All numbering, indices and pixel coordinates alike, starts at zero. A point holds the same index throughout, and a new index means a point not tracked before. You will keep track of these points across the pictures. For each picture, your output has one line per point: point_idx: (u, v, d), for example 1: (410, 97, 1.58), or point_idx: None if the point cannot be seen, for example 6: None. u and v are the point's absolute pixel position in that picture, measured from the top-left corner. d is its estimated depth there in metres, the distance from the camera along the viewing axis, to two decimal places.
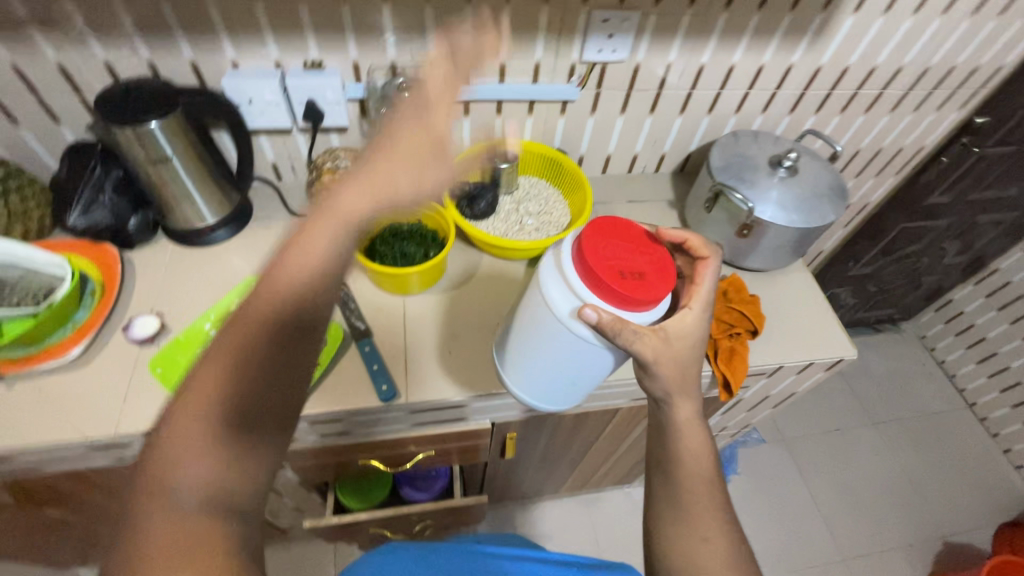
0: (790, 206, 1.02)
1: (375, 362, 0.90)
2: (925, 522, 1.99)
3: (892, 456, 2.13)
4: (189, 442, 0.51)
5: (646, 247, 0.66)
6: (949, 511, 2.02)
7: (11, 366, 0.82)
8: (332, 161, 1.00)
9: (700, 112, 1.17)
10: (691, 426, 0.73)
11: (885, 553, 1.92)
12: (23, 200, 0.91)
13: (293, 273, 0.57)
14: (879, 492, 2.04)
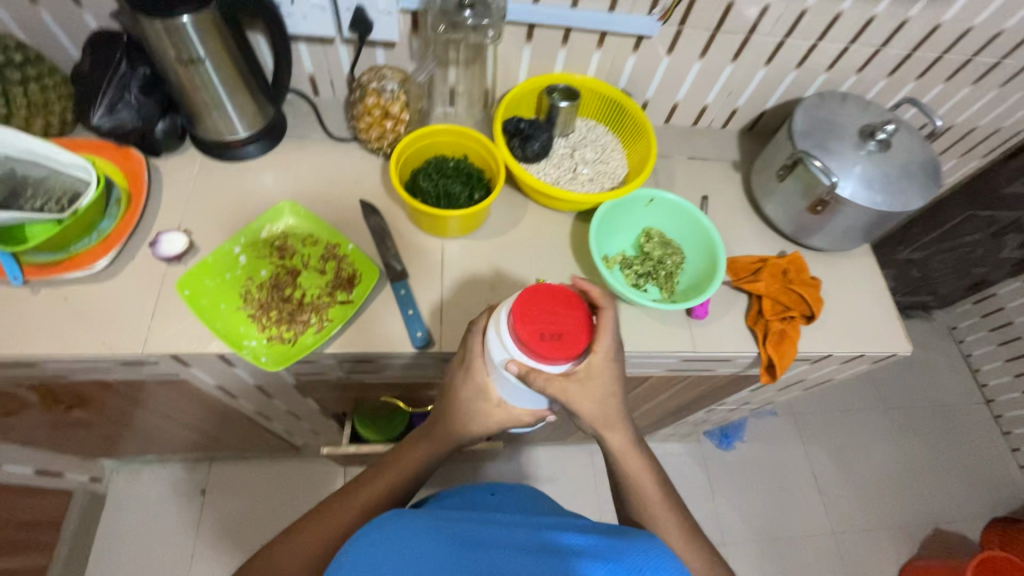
0: (877, 184, 0.92)
1: (411, 306, 0.86)
2: (918, 507, 2.01)
3: (899, 442, 2.12)
4: (335, 510, 0.72)
5: (573, 307, 0.62)
6: (945, 500, 2.03)
7: (36, 271, 0.78)
8: (378, 81, 0.89)
9: (788, 64, 1.03)
10: (627, 451, 0.75)
11: (874, 531, 1.95)
12: (42, 90, 0.84)
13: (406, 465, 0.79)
14: (879, 475, 2.05)
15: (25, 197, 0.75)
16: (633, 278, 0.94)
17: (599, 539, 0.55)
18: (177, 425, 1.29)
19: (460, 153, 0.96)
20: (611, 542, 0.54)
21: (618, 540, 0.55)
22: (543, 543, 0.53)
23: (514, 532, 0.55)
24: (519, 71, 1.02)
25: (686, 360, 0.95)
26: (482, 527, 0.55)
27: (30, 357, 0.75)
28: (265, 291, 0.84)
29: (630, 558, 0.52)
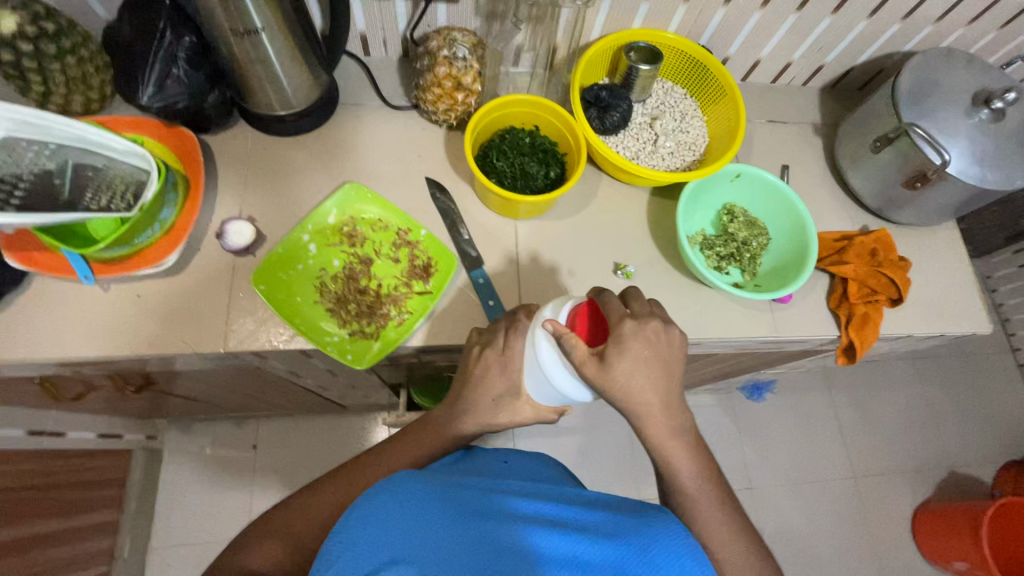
0: (987, 159, 0.83)
1: (491, 297, 0.83)
2: (933, 451, 1.88)
3: (921, 391, 1.95)
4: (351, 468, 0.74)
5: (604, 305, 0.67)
6: (963, 443, 1.89)
7: (107, 269, 0.74)
8: (449, 48, 0.79)
9: (893, 16, 0.93)
10: (678, 440, 0.67)
11: (887, 476, 1.84)
12: (81, 63, 0.75)
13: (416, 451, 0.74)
14: (897, 421, 1.91)
15: (87, 194, 0.68)
16: (714, 260, 0.90)
17: (603, 517, 0.53)
18: (229, 394, 1.30)
19: (532, 125, 0.89)
20: (617, 522, 0.52)
21: (625, 520, 0.53)
22: (544, 517, 0.51)
23: (517, 504, 0.53)
24: (594, 28, 0.92)
25: (763, 344, 0.93)
26: (482, 498, 0.53)
27: (115, 358, 0.74)
28: (340, 283, 0.81)
29: (636, 538, 0.50)
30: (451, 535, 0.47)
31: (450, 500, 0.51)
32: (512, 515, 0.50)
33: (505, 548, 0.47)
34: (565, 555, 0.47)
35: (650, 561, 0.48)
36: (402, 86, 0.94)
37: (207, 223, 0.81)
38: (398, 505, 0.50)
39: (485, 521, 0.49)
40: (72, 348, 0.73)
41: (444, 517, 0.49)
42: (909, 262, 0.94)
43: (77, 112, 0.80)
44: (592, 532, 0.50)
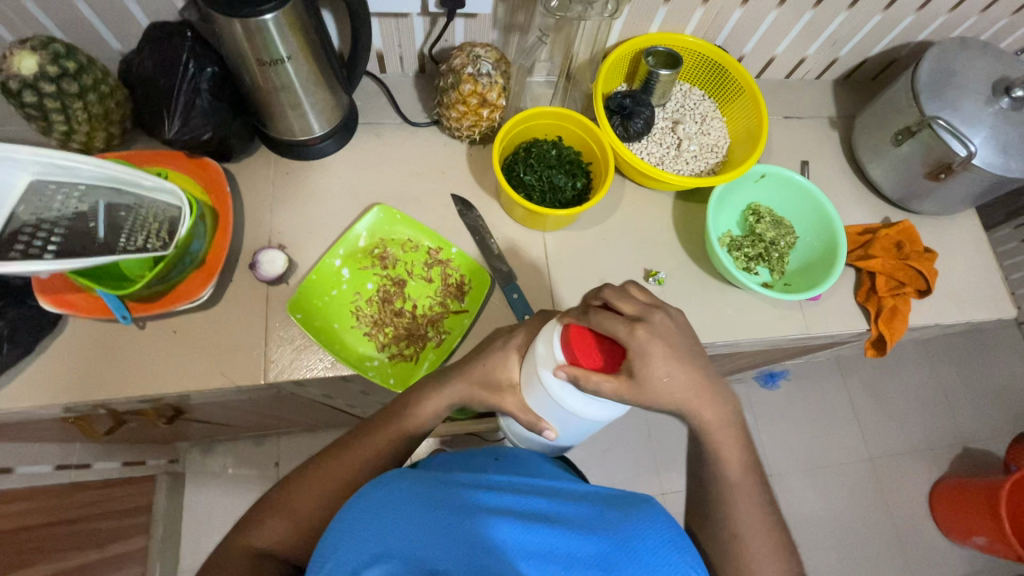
0: (1011, 148, 0.83)
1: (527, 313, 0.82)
2: (948, 427, 1.86)
3: (932, 367, 1.93)
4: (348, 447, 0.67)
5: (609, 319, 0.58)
6: (974, 417, 1.88)
7: (142, 307, 0.73)
8: (473, 64, 0.78)
9: (908, 9, 0.93)
10: None
11: (906, 455, 1.82)
12: (102, 100, 0.74)
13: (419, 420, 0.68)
14: (911, 400, 1.89)
15: (122, 235, 0.66)
16: (743, 261, 0.90)
17: (590, 510, 0.51)
18: (252, 415, 1.29)
19: (556, 136, 0.88)
20: (603, 515, 0.51)
21: (611, 512, 0.51)
22: (528, 511, 0.50)
23: (500, 496, 0.51)
24: (612, 34, 0.91)
25: (794, 341, 0.94)
26: (465, 490, 0.50)
27: (157, 395, 0.73)
28: (375, 306, 0.81)
29: (622, 529, 0.48)
30: (434, 533, 0.45)
31: (434, 493, 0.49)
32: (495, 508, 0.49)
33: (488, 542, 0.45)
34: (550, 547, 0.46)
35: (636, 551, 0.47)
36: (421, 102, 0.93)
37: (237, 253, 0.81)
38: (379, 506, 0.48)
39: (469, 515, 0.47)
40: (112, 388, 0.73)
41: (427, 512, 0.47)
42: (934, 253, 0.95)
43: (99, 148, 0.79)
44: (576, 525, 0.49)
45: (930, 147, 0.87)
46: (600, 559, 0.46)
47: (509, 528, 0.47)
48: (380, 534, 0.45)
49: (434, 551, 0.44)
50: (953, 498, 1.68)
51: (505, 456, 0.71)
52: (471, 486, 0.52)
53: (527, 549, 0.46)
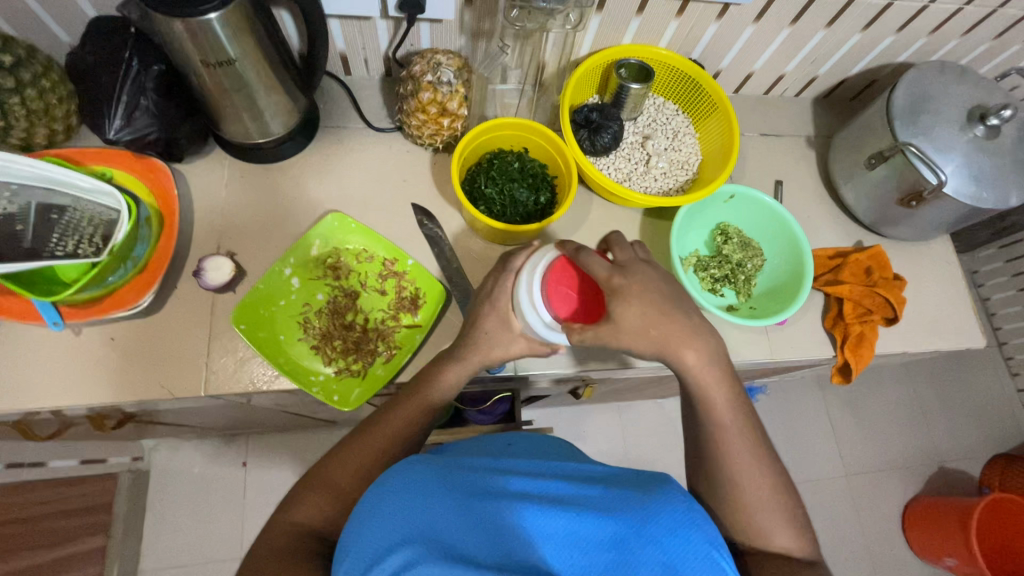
0: (983, 177, 0.82)
1: None
2: (924, 447, 1.74)
3: (911, 384, 1.81)
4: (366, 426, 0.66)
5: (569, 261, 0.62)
6: (949, 434, 1.76)
7: (77, 313, 0.70)
8: (433, 72, 0.76)
9: (887, 29, 0.91)
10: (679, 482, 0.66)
11: (881, 472, 1.70)
12: (42, 94, 0.70)
13: (436, 391, 0.69)
14: (886, 416, 1.76)
15: (52, 239, 0.66)
16: (709, 282, 0.88)
17: (604, 492, 0.50)
18: (204, 420, 1.24)
19: (521, 147, 0.86)
20: (621, 495, 0.49)
21: (626, 492, 0.50)
22: (542, 492, 0.49)
23: (515, 479, 0.51)
24: (584, 44, 0.89)
25: (759, 365, 0.92)
26: (479, 475, 0.51)
27: (91, 405, 0.71)
28: (325, 318, 0.79)
29: (639, 507, 0.47)
30: (450, 517, 0.46)
31: (449, 478, 0.50)
32: (510, 491, 0.49)
33: (502, 526, 0.46)
34: (565, 528, 0.46)
35: (653, 532, 0.45)
36: (385, 106, 0.90)
37: (184, 259, 0.78)
38: (395, 492, 0.49)
39: (484, 499, 0.48)
40: (43, 396, 0.70)
41: (443, 496, 0.48)
42: (904, 280, 0.94)
43: (41, 145, 0.75)
44: (592, 505, 0.48)
45: (902, 173, 0.85)
46: (616, 540, 0.45)
47: (525, 511, 0.47)
48: (400, 522, 0.47)
49: (451, 535, 0.45)
50: (925, 519, 1.58)
51: (518, 442, 0.67)
52: (485, 469, 0.52)
53: (542, 532, 0.45)
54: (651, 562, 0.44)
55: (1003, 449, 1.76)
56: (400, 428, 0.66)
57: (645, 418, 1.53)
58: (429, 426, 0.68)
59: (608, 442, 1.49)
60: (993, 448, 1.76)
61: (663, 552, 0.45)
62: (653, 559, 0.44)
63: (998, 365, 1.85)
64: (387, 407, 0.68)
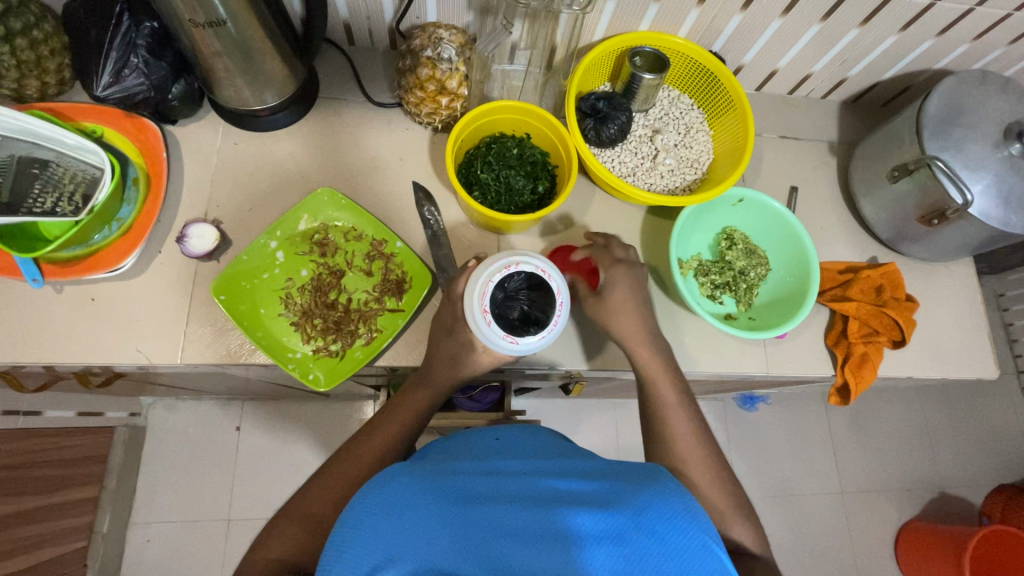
0: (1015, 200, 0.76)
1: None
2: (926, 469, 1.69)
3: (920, 406, 1.74)
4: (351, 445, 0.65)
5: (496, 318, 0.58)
6: (955, 460, 1.71)
7: (58, 270, 0.70)
8: (433, 47, 0.74)
9: (928, 31, 0.85)
10: None
11: (877, 492, 1.65)
12: (35, 46, 0.68)
13: (416, 406, 0.68)
14: (892, 437, 1.70)
15: (31, 193, 0.67)
16: (708, 288, 0.85)
17: (596, 485, 0.48)
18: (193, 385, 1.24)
19: (523, 133, 0.82)
20: (617, 489, 0.48)
21: (617, 485, 0.48)
22: (534, 492, 0.48)
23: (505, 481, 0.49)
24: (598, 27, 0.84)
25: (753, 377, 0.89)
26: (467, 478, 0.49)
27: (69, 365, 0.71)
28: (307, 295, 0.77)
29: (635, 502, 0.46)
30: (438, 523, 0.44)
31: (439, 485, 0.48)
32: (499, 493, 0.47)
33: (494, 530, 0.44)
34: (561, 525, 0.44)
35: (647, 524, 0.44)
36: (387, 80, 0.87)
37: (169, 224, 0.77)
38: (378, 503, 0.47)
39: (471, 506, 0.46)
40: (23, 352, 0.70)
41: (428, 502, 0.46)
42: (915, 301, 0.89)
43: (33, 97, 0.74)
44: (584, 500, 0.46)
45: (926, 189, 0.80)
46: (612, 533, 0.43)
47: (517, 514, 0.45)
48: (388, 533, 0.44)
49: (441, 541, 0.43)
50: (924, 543, 1.50)
51: (506, 434, 0.65)
52: (471, 474, 0.50)
53: (536, 533, 0.43)
54: (654, 556, 0.43)
55: (1008, 480, 1.70)
56: (383, 445, 0.65)
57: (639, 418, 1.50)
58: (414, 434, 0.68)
59: (599, 438, 1.47)
60: (998, 477, 1.70)
61: (658, 544, 0.43)
62: (650, 552, 0.43)
63: (1014, 393, 1.77)
64: (373, 424, 0.67)
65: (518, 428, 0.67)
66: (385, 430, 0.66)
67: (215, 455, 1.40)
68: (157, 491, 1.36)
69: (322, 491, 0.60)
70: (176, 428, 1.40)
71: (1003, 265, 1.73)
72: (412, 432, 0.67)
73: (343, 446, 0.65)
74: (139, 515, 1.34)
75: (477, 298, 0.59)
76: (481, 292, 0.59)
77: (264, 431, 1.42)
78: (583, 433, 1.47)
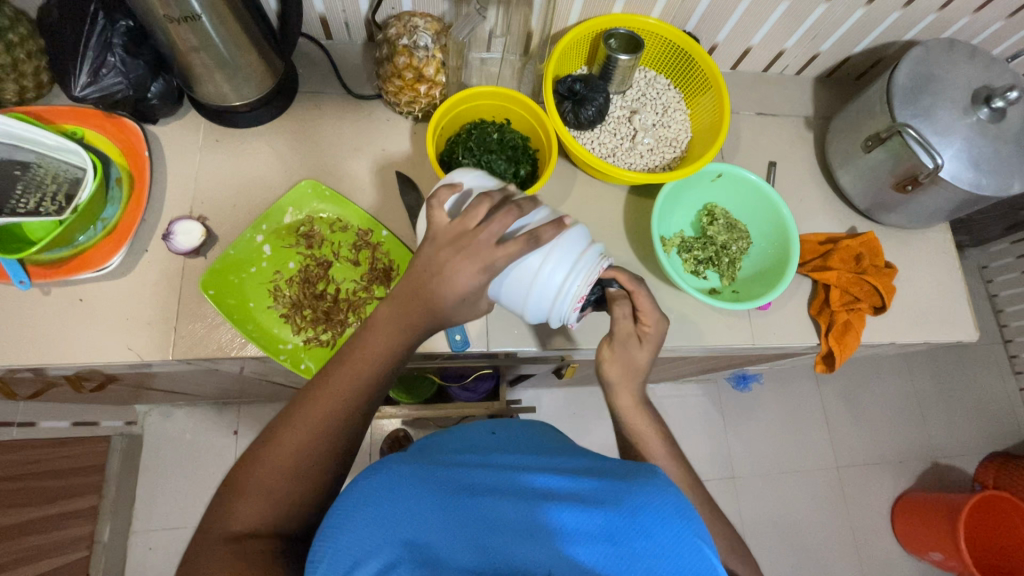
0: (984, 162, 0.78)
1: (456, 329, 0.79)
2: (919, 439, 1.72)
3: (911, 379, 1.77)
4: (307, 401, 0.56)
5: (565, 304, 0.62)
6: (947, 430, 1.73)
7: (48, 271, 0.71)
8: (409, 36, 0.76)
9: (895, 2, 0.86)
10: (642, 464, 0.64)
11: (871, 465, 1.67)
12: (11, 50, 0.68)
13: (386, 343, 0.58)
14: (884, 410, 1.73)
15: (15, 195, 0.67)
16: (692, 264, 0.86)
17: (593, 483, 0.48)
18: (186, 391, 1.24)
19: (503, 118, 0.84)
20: (605, 487, 0.48)
21: (613, 483, 0.48)
22: (523, 489, 0.48)
23: (493, 476, 0.50)
24: (572, 12, 0.86)
25: (740, 351, 0.90)
26: (457, 473, 0.50)
27: (61, 366, 0.71)
28: (295, 287, 0.78)
29: (622, 499, 0.46)
30: (434, 515, 0.45)
31: (427, 479, 0.49)
32: (492, 489, 0.48)
33: (489, 523, 0.45)
34: (552, 522, 0.44)
35: (637, 522, 0.44)
36: (366, 73, 0.88)
37: (154, 223, 0.77)
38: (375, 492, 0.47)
39: (468, 498, 0.47)
40: (14, 356, 0.70)
41: (424, 496, 0.46)
42: (894, 268, 0.91)
43: (12, 101, 0.74)
44: (580, 498, 0.46)
45: (900, 157, 0.81)
46: (601, 531, 0.44)
47: (512, 509, 0.45)
48: (377, 522, 0.44)
49: (435, 534, 0.44)
50: (921, 512, 1.53)
51: (502, 429, 0.65)
52: (469, 467, 0.51)
53: (528, 530, 0.44)
54: (639, 553, 0.43)
55: (1000, 447, 1.73)
56: (350, 390, 0.56)
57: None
58: (382, 388, 0.59)
59: (596, 424, 1.48)
60: (989, 444, 1.73)
61: (652, 544, 0.43)
62: (637, 551, 0.43)
63: (1001, 363, 1.81)
64: (337, 366, 0.57)
65: (513, 425, 0.67)
66: (353, 370, 0.57)
67: (214, 459, 1.40)
68: (158, 498, 1.36)
69: (274, 458, 0.53)
70: (174, 434, 1.40)
71: (987, 237, 1.76)
72: (377, 388, 0.58)
73: (303, 387, 0.57)
74: (141, 523, 1.34)
75: (585, 277, 0.59)
76: (587, 280, 0.60)
77: None
78: (579, 421, 1.48)
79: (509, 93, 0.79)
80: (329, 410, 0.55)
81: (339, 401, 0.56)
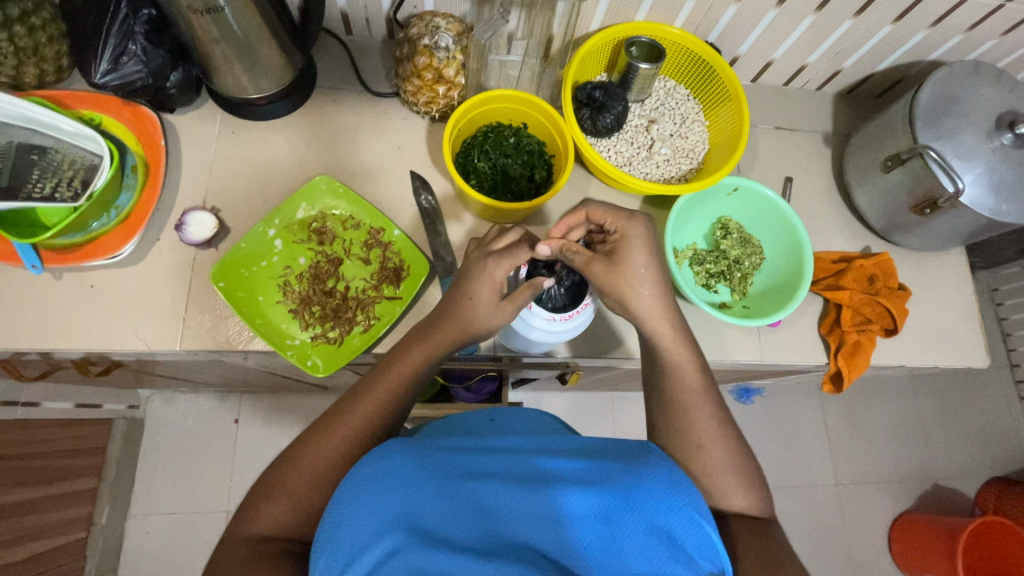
0: (1005, 188, 0.77)
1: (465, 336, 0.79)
2: (921, 461, 1.70)
3: (915, 399, 1.75)
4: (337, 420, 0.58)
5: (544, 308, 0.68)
6: (950, 453, 1.72)
7: (60, 257, 0.71)
8: (431, 36, 0.75)
9: (922, 21, 0.85)
10: None
11: (870, 485, 1.66)
12: (33, 34, 0.69)
13: (394, 381, 0.60)
14: (887, 430, 1.71)
15: (30, 179, 0.67)
16: (703, 277, 0.86)
17: (592, 461, 0.47)
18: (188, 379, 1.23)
19: (521, 122, 0.83)
20: (604, 465, 0.47)
21: (613, 461, 0.47)
22: (523, 469, 0.47)
23: (493, 458, 0.48)
24: (594, 18, 0.85)
25: (749, 367, 0.90)
26: (455, 455, 0.48)
27: (69, 352, 0.71)
28: (305, 283, 0.78)
29: (622, 480, 0.45)
30: (435, 498, 0.45)
31: (424, 457, 0.47)
32: (492, 471, 0.47)
33: (494, 510, 0.45)
34: (553, 506, 0.44)
35: (637, 505, 0.44)
36: (385, 71, 0.88)
37: (167, 212, 0.77)
38: (371, 476, 0.46)
39: (469, 482, 0.46)
40: (23, 340, 0.70)
41: (422, 479, 0.45)
42: (908, 290, 0.90)
43: (32, 84, 0.74)
44: (579, 478, 0.46)
45: (919, 179, 0.80)
46: (599, 513, 0.44)
47: (515, 494, 0.45)
48: (375, 505, 0.44)
49: (437, 520, 0.44)
50: (918, 532, 1.51)
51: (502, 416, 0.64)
52: (466, 447, 0.50)
53: (530, 513, 0.44)
54: (637, 535, 0.43)
55: (1002, 473, 1.71)
56: (364, 426, 0.58)
57: (637, 411, 1.51)
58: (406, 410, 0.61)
59: (596, 431, 1.47)
60: (991, 469, 1.71)
61: (649, 524, 0.43)
62: (636, 532, 0.43)
63: (1007, 387, 1.79)
64: (341, 404, 0.59)
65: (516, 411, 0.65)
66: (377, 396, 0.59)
67: (213, 447, 1.40)
68: (155, 483, 1.36)
69: (298, 471, 0.55)
70: (175, 421, 1.40)
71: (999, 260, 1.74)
72: (398, 410, 0.60)
73: (332, 407, 0.59)
74: (138, 507, 1.34)
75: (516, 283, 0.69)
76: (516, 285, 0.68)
77: (263, 424, 1.43)
78: (581, 426, 1.48)
79: (526, 96, 0.78)
80: (358, 430, 0.57)
81: (367, 423, 0.58)
